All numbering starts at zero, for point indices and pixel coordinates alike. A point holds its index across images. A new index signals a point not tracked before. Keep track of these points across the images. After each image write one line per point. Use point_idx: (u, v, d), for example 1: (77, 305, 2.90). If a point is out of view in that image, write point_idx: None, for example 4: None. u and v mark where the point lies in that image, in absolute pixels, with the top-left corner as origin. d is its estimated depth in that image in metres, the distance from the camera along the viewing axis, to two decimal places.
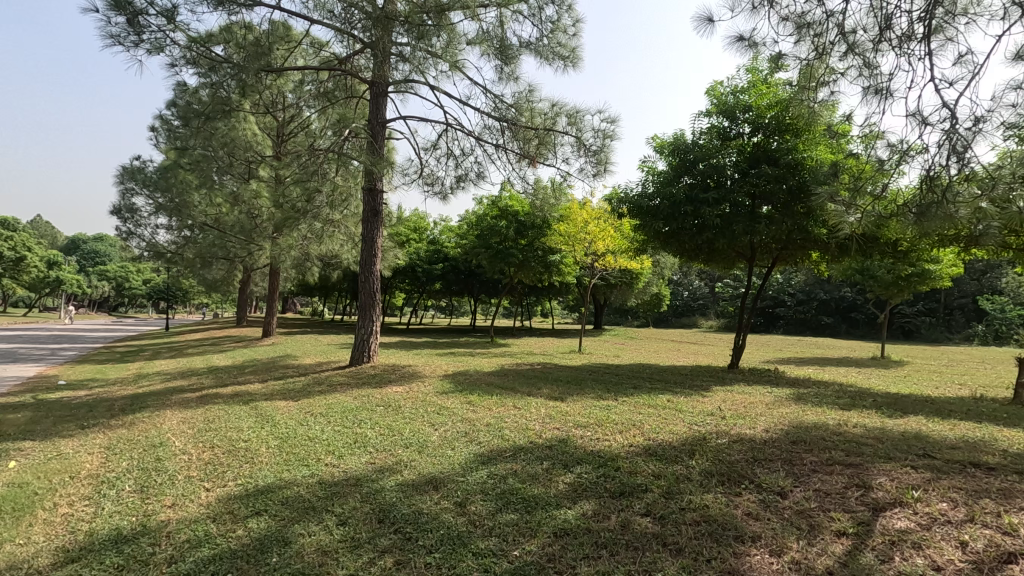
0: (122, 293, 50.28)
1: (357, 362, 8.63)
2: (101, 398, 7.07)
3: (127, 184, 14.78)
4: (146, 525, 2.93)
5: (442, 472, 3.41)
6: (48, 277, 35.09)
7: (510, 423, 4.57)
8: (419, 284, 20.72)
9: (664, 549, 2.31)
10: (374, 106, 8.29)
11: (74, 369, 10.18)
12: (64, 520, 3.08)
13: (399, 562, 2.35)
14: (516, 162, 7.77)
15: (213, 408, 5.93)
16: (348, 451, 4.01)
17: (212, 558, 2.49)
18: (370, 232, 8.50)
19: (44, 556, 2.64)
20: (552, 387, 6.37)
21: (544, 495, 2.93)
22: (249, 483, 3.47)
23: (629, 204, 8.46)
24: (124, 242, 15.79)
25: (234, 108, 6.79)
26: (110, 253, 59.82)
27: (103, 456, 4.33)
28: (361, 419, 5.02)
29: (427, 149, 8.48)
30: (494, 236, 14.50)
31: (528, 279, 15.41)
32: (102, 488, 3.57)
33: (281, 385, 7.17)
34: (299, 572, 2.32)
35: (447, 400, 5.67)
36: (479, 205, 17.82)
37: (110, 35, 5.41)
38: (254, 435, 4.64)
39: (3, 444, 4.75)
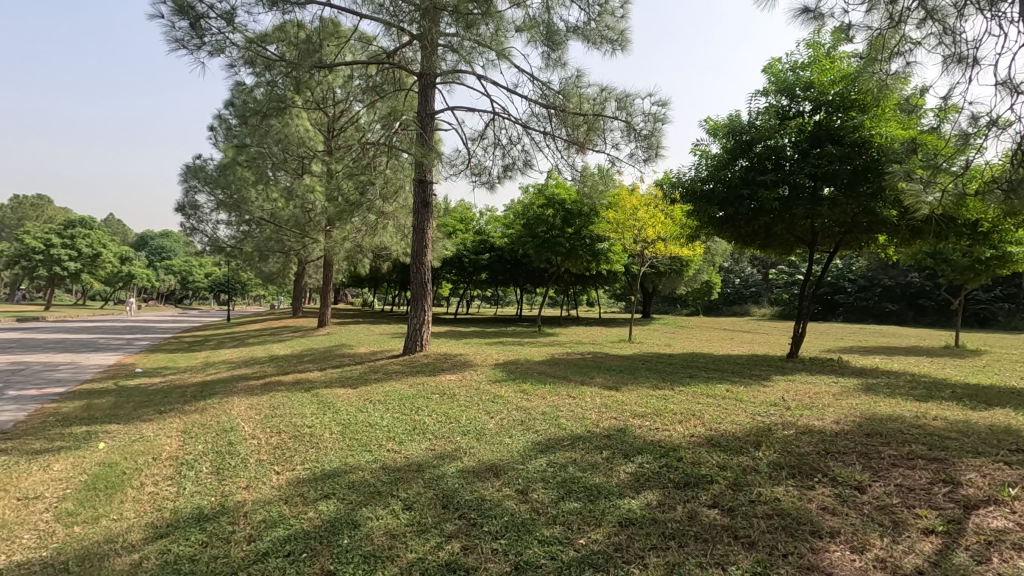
0: (187, 287, 53.12)
1: (410, 351, 8.79)
2: (175, 385, 7.51)
3: (190, 182, 15.55)
4: (225, 505, 3.09)
5: (501, 460, 3.43)
6: (121, 273, 37.56)
7: (566, 412, 4.56)
8: (466, 274, 20.96)
9: (736, 542, 2.25)
10: (423, 98, 8.32)
11: (149, 358, 10.88)
12: (151, 498, 3.28)
13: (466, 547, 2.38)
14: (564, 149, 7.68)
15: (277, 394, 6.21)
16: (408, 438, 4.10)
17: (287, 538, 2.60)
18: (420, 223, 8.61)
19: (136, 531, 2.82)
20: (605, 376, 6.31)
21: (606, 484, 2.90)
22: (316, 467, 3.60)
23: (682, 190, 8.25)
24: (188, 237, 16.63)
25: (289, 106, 7.01)
26: (176, 249, 63.03)
27: (180, 439, 4.59)
28: (418, 406, 5.12)
29: (474, 139, 8.51)
30: (541, 226, 14.47)
31: (575, 268, 15.34)
32: (182, 469, 3.79)
33: (340, 373, 7.42)
34: (371, 554, 2.38)
35: (501, 388, 5.72)
36: (525, 194, 17.83)
37: (175, 40, 5.66)
38: (317, 422, 4.81)
39: (93, 426, 5.11)
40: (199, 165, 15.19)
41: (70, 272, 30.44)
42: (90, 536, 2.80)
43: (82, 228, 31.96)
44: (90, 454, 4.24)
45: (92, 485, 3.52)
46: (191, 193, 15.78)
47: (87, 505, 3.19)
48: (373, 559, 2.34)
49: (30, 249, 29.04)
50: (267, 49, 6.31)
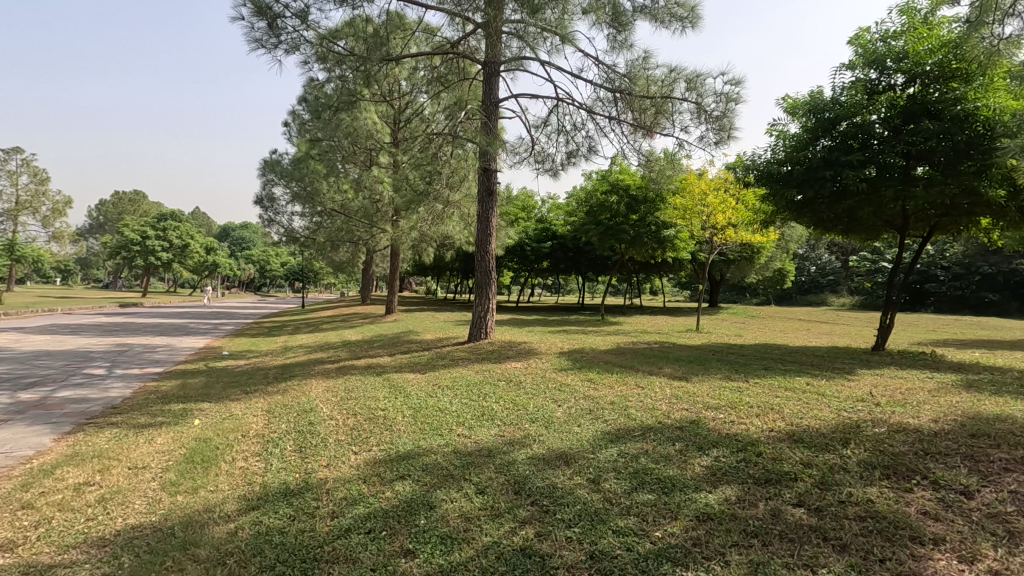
0: (265, 275, 56.40)
1: (475, 339, 8.88)
2: (259, 366, 8.03)
3: (268, 175, 16.45)
4: (309, 482, 3.27)
5: (571, 448, 3.42)
6: (206, 262, 40.38)
7: (635, 402, 4.48)
8: (528, 263, 21.00)
9: (826, 544, 2.13)
10: (487, 86, 8.30)
11: (234, 341, 11.66)
12: (243, 473, 3.53)
13: (540, 533, 2.40)
14: (630, 134, 7.47)
15: (351, 377, 6.51)
16: (477, 424, 4.17)
17: (367, 515, 2.71)
18: (484, 212, 8.64)
19: (230, 503, 3.04)
20: (674, 366, 6.15)
21: (680, 477, 2.83)
22: (391, 448, 3.73)
23: (756, 172, 7.84)
24: (265, 228, 17.62)
25: (358, 100, 7.21)
26: (254, 239, 66.79)
27: (265, 418, 4.89)
28: (485, 392, 5.20)
29: (538, 126, 8.45)
30: (604, 213, 14.24)
31: (639, 256, 15.04)
32: (268, 446, 4.03)
33: (409, 358, 7.66)
34: (447, 535, 2.44)
35: (567, 377, 5.72)
36: (588, 181, 17.61)
37: (255, 40, 5.95)
38: (390, 405, 5.00)
39: (188, 404, 5.56)
40: (275, 160, 16.02)
41: (163, 262, 33.02)
42: (192, 504, 3.05)
43: (172, 220, 34.53)
44: (187, 429, 4.60)
45: (190, 458, 3.82)
46: (269, 186, 16.68)
47: (187, 477, 3.47)
48: (450, 541, 2.40)
49: (128, 239, 31.85)
50: (336, 44, 6.50)
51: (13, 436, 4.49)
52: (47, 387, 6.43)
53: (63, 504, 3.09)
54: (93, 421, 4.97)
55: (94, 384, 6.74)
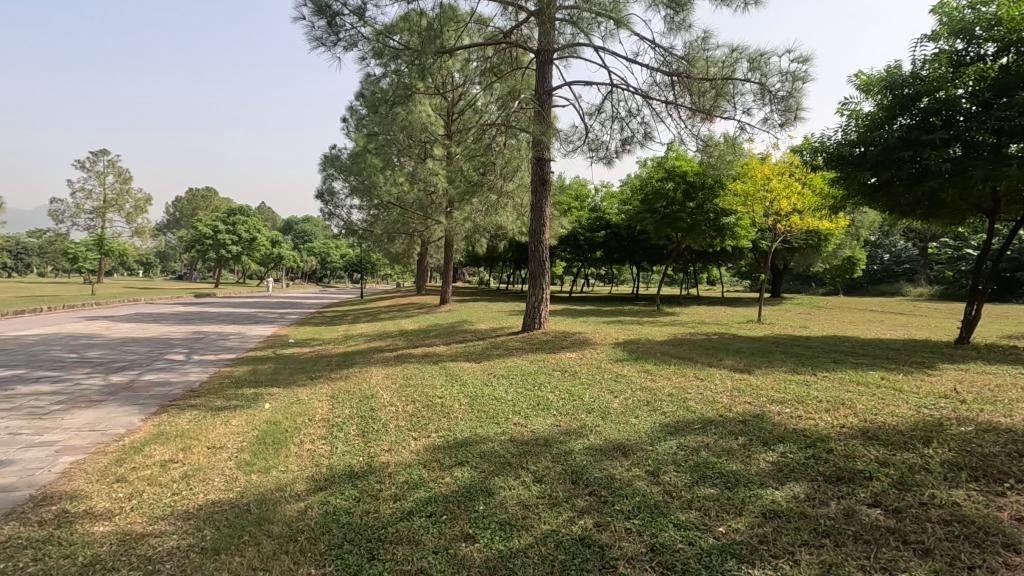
0: (326, 266, 58.67)
1: (528, 328, 8.89)
2: (323, 354, 8.39)
3: (328, 170, 17.05)
4: (372, 465, 3.39)
5: (629, 439, 3.38)
6: (272, 255, 42.45)
7: (694, 394, 4.37)
8: (581, 253, 20.83)
9: (905, 547, 2.01)
10: (540, 74, 8.24)
11: (299, 330, 12.24)
12: (310, 454, 3.70)
13: (599, 523, 2.39)
14: (688, 118, 7.23)
15: (409, 365, 6.69)
16: (533, 413, 4.19)
17: (428, 499, 2.78)
18: (538, 202, 8.62)
19: (300, 483, 3.20)
20: (735, 358, 5.95)
21: (744, 472, 2.74)
22: (449, 435, 3.82)
23: (825, 155, 7.42)
24: (326, 222, 18.30)
25: (413, 93, 7.33)
26: (315, 232, 69.46)
27: (330, 403, 5.10)
28: (540, 382, 5.21)
29: (591, 114, 8.32)
30: (660, 201, 13.88)
31: (696, 244, 14.61)
32: (333, 430, 4.21)
33: (464, 347, 7.79)
34: (506, 522, 2.48)
35: (623, 367, 5.65)
36: (643, 168, 17.21)
37: (316, 39, 6.15)
38: (447, 392, 5.11)
39: (259, 388, 5.89)
40: (335, 155, 16.55)
41: (233, 255, 34.92)
42: (266, 483, 3.23)
43: (241, 215, 36.46)
44: (259, 412, 4.87)
45: (262, 439, 4.04)
46: (329, 180, 17.29)
47: (260, 457, 3.68)
48: (509, 527, 2.43)
49: (203, 234, 33.96)
50: (392, 39, 6.62)
51: (107, 415, 4.91)
52: (135, 371, 6.97)
53: (152, 478, 3.35)
54: (175, 403, 5.34)
55: (176, 368, 7.26)
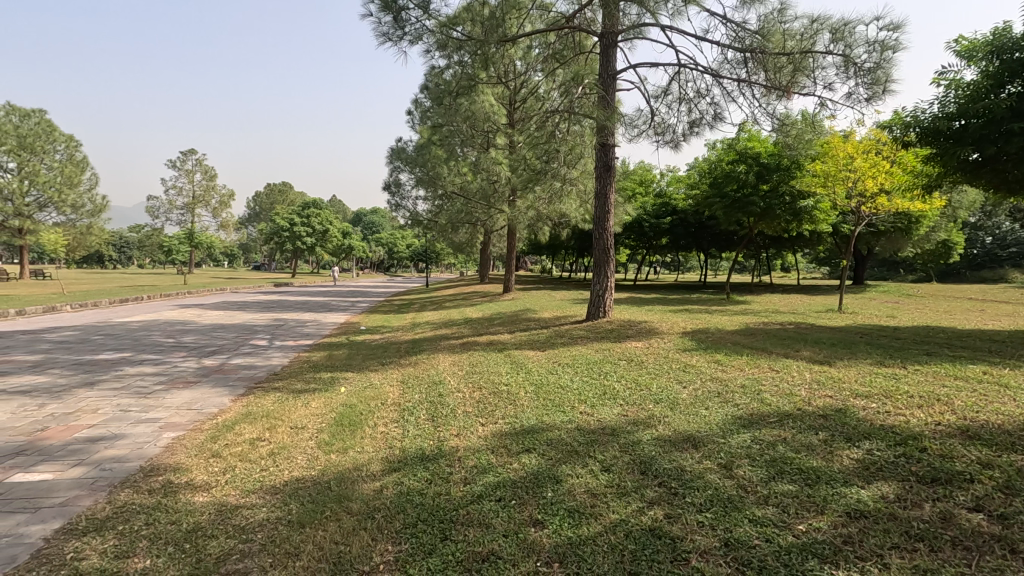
0: (392, 255, 60.60)
1: (592, 317, 8.79)
2: (392, 341, 8.71)
3: (394, 163, 17.56)
4: (442, 449, 3.49)
5: (699, 431, 3.29)
6: (343, 246, 44.33)
7: (769, 386, 4.19)
8: (646, 240, 20.34)
9: (1013, 556, 1.85)
10: (605, 58, 8.06)
11: (370, 317, 12.75)
12: (384, 437, 3.87)
13: (670, 515, 2.35)
14: (762, 96, 6.87)
15: (475, 353, 6.83)
16: (599, 402, 4.17)
17: (497, 484, 2.85)
18: (602, 188, 8.49)
19: (375, 463, 3.35)
20: (814, 349, 5.65)
21: (826, 469, 2.61)
22: (515, 422, 3.87)
23: (918, 130, 6.83)
24: (393, 213, 18.82)
25: (476, 83, 7.38)
26: (383, 223, 71.81)
27: (400, 388, 5.30)
28: (606, 371, 5.17)
29: (657, 96, 8.07)
30: (731, 184, 13.30)
31: (770, 229, 13.91)
32: (404, 414, 4.38)
33: (528, 336, 7.84)
34: (574, 509, 2.49)
35: (692, 357, 5.49)
36: (712, 151, 16.54)
37: (383, 35, 6.32)
38: (512, 380, 5.18)
39: (335, 372, 6.21)
40: (401, 148, 17.01)
41: (308, 246, 36.73)
42: (344, 462, 3.41)
43: (315, 208, 38.27)
44: (335, 395, 5.14)
45: (339, 421, 4.25)
46: (396, 172, 17.80)
47: (338, 438, 3.88)
48: (578, 515, 2.44)
49: (280, 227, 35.98)
50: (455, 30, 6.68)
51: (202, 395, 5.35)
52: (224, 355, 7.53)
53: (242, 455, 3.62)
54: (260, 385, 5.74)
55: (260, 353, 7.77)
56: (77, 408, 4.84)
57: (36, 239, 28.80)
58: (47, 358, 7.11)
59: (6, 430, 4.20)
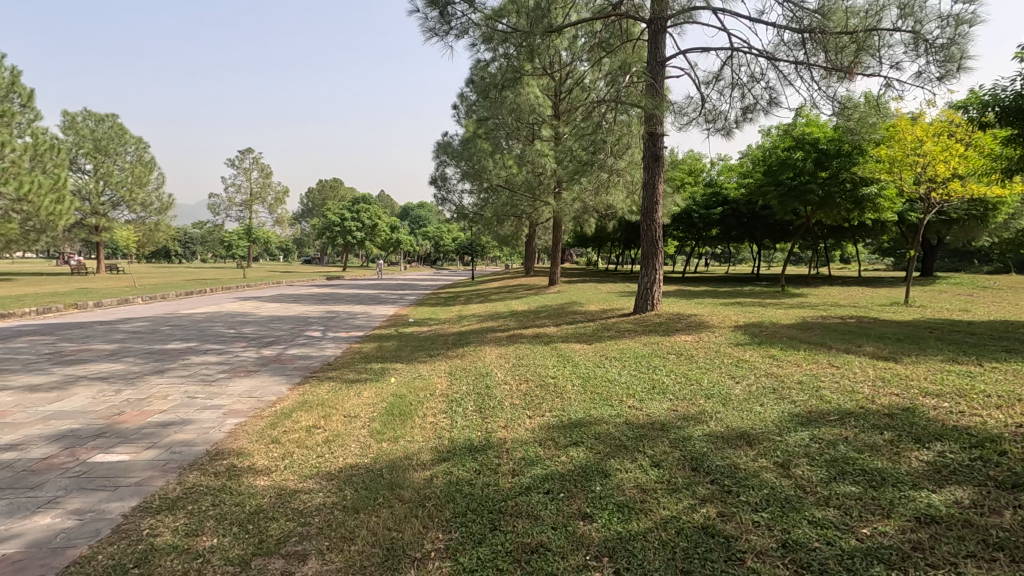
0: (439, 248, 61.55)
1: (640, 310, 8.63)
2: (439, 333, 8.85)
3: (441, 157, 17.76)
4: (490, 440, 3.53)
5: (754, 428, 3.19)
6: (392, 240, 45.32)
7: (829, 383, 4.01)
8: (695, 231, 19.80)
9: None
10: (653, 45, 7.87)
11: (418, 310, 12.99)
12: (433, 427, 3.94)
13: (723, 513, 2.29)
14: (822, 79, 6.54)
15: (521, 345, 6.85)
16: (648, 396, 4.10)
17: (545, 477, 2.85)
18: (650, 178, 8.31)
19: (425, 453, 3.41)
20: (878, 345, 5.36)
21: (892, 471, 2.48)
22: (563, 415, 3.86)
23: (998, 109, 6.33)
24: (439, 207, 19.06)
25: (521, 76, 7.36)
26: (429, 217, 72.97)
27: (448, 379, 5.39)
28: (655, 365, 5.08)
29: (708, 82, 7.81)
30: (786, 172, 12.76)
31: (828, 218, 13.27)
32: (452, 405, 4.44)
33: (574, 329, 7.79)
34: (624, 504, 2.46)
35: (745, 352, 5.32)
36: (767, 137, 15.90)
37: (429, 30, 6.38)
38: (559, 373, 5.16)
39: (385, 364, 6.36)
40: (447, 142, 17.18)
41: (358, 240, 37.74)
42: (395, 451, 3.50)
43: (365, 203, 39.27)
44: (385, 386, 5.28)
45: (390, 411, 4.37)
46: (442, 166, 18.00)
47: (389, 427, 3.98)
48: (627, 510, 2.41)
49: (332, 222, 37.16)
50: (500, 23, 6.66)
51: (262, 384, 5.60)
52: (281, 346, 7.84)
53: (300, 441, 3.77)
54: (315, 375, 5.95)
55: (314, 344, 8.06)
56: (149, 394, 5.16)
57: (111, 235, 30.88)
58: (122, 348, 7.61)
59: (87, 413, 4.53)
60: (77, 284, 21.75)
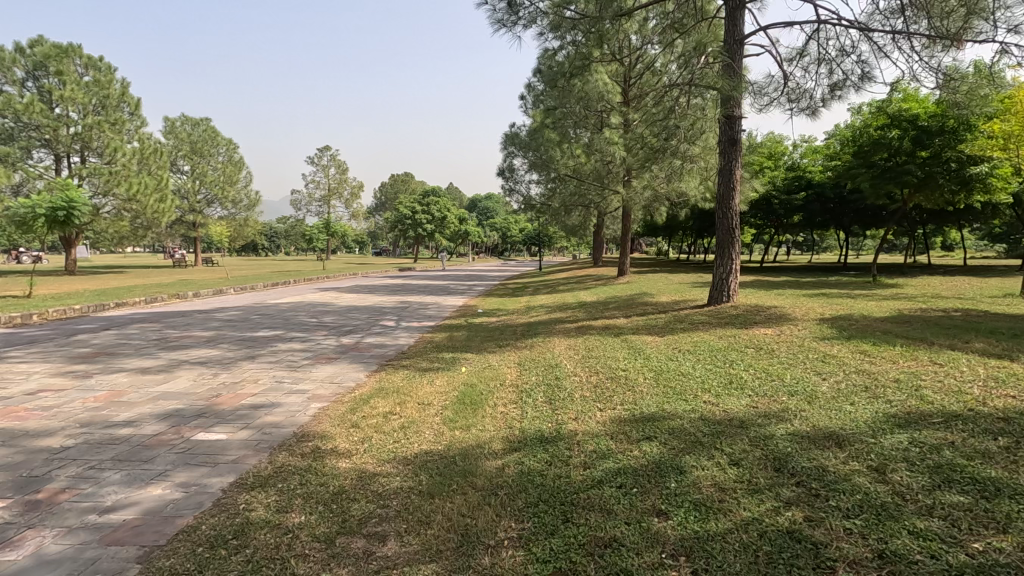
0: (506, 239, 62.12)
1: (715, 302, 8.26)
2: (508, 323, 8.93)
3: (508, 148, 17.84)
4: (561, 432, 3.52)
5: (844, 429, 2.99)
6: (460, 231, 46.18)
7: (930, 382, 3.68)
8: (775, 218, 18.75)
9: None
10: (731, 22, 7.47)
11: (487, 300, 13.16)
12: (504, 417, 3.97)
13: (810, 518, 2.16)
14: (924, 48, 5.95)
15: (590, 337, 6.78)
16: (725, 392, 3.94)
17: (618, 471, 2.81)
18: (726, 163, 7.94)
19: (497, 443, 3.45)
20: (990, 341, 4.84)
21: (1009, 481, 2.24)
22: (635, 409, 3.78)
23: None
24: (507, 198, 19.16)
25: (590, 62, 7.23)
26: (497, 209, 73.63)
27: (518, 370, 5.43)
28: (732, 359, 4.86)
29: (792, 59, 7.32)
30: (879, 153, 11.78)
31: (928, 202, 12.14)
32: (522, 396, 4.47)
33: (645, 320, 7.61)
34: (700, 503, 2.38)
35: (833, 347, 4.98)
36: (857, 115, 14.72)
37: (498, 21, 6.39)
38: (630, 365, 5.06)
39: (456, 353, 6.50)
40: (514, 133, 17.22)
41: (428, 233, 38.75)
42: (467, 439, 3.57)
43: (435, 196, 40.20)
44: (457, 375, 5.39)
45: (462, 399, 4.46)
46: (510, 158, 18.07)
47: (461, 415, 4.07)
48: (704, 509, 2.33)
49: (403, 215, 38.38)
50: (568, 10, 6.57)
51: (342, 370, 5.89)
52: (358, 335, 8.20)
53: (377, 426, 3.93)
54: (390, 363, 6.17)
55: (389, 333, 8.37)
56: (243, 378, 5.56)
57: (207, 231, 33.52)
58: (218, 335, 8.24)
59: (190, 395, 4.95)
60: (178, 275, 23.79)
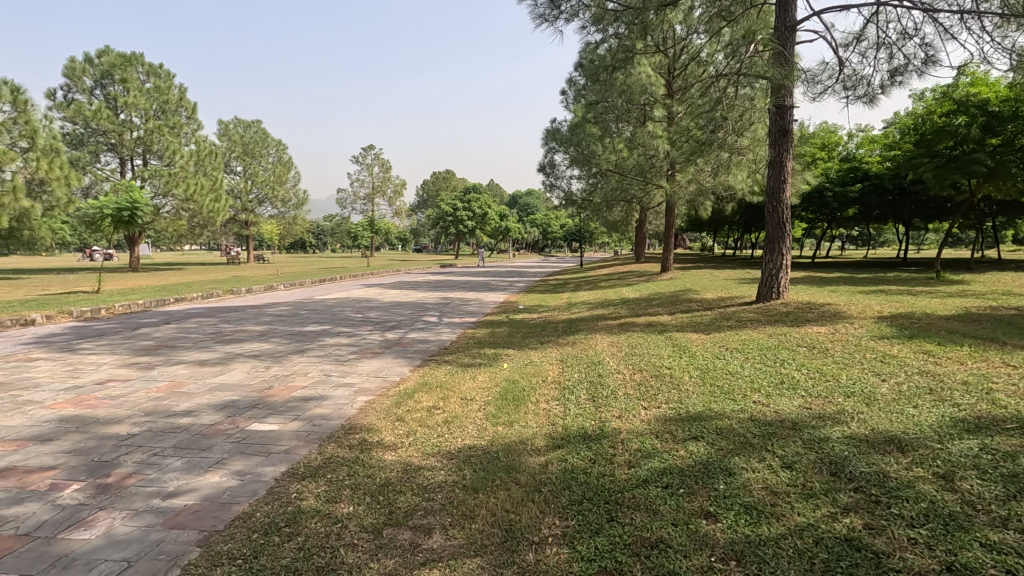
0: (547, 235, 61.94)
1: (764, 299, 7.97)
2: (549, 320, 8.90)
3: (549, 144, 17.78)
4: (604, 430, 3.49)
5: (907, 433, 2.83)
6: (501, 228, 46.32)
7: (1003, 385, 3.45)
8: (828, 211, 17.98)
9: None
10: (782, 8, 7.17)
11: (528, 297, 13.17)
12: (547, 414, 3.96)
13: (871, 526, 2.06)
14: (996, 27, 5.55)
15: (633, 334, 6.68)
16: (776, 392, 3.80)
17: (664, 471, 2.76)
18: (777, 155, 7.66)
19: (540, 439, 3.45)
20: None
21: None
22: (680, 408, 3.70)
23: None
24: (548, 195, 19.08)
25: (634, 54, 7.10)
26: (537, 205, 73.45)
27: (560, 367, 5.41)
28: (782, 358, 4.69)
29: (848, 44, 6.98)
30: (944, 141, 11.12)
31: (999, 192, 11.37)
32: (564, 392, 4.45)
33: (690, 317, 7.44)
34: (752, 506, 2.31)
35: (892, 346, 4.73)
36: (920, 101, 13.93)
37: (539, 16, 6.36)
38: (675, 363, 4.96)
39: (498, 349, 6.53)
40: (555, 129, 17.14)
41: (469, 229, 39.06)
42: (510, 435, 3.58)
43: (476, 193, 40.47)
44: (499, 371, 5.41)
45: (504, 395, 4.48)
46: (550, 154, 18.00)
47: (504, 411, 4.09)
48: (756, 513, 2.26)
49: (445, 212, 38.82)
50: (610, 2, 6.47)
51: (387, 365, 6.01)
52: (402, 330, 8.35)
53: (422, 420, 4.00)
54: (433, 358, 6.26)
55: (431, 329, 8.49)
56: (293, 371, 5.76)
57: (258, 229, 34.85)
58: (269, 330, 8.56)
59: (244, 387, 5.16)
60: (232, 272, 24.83)
